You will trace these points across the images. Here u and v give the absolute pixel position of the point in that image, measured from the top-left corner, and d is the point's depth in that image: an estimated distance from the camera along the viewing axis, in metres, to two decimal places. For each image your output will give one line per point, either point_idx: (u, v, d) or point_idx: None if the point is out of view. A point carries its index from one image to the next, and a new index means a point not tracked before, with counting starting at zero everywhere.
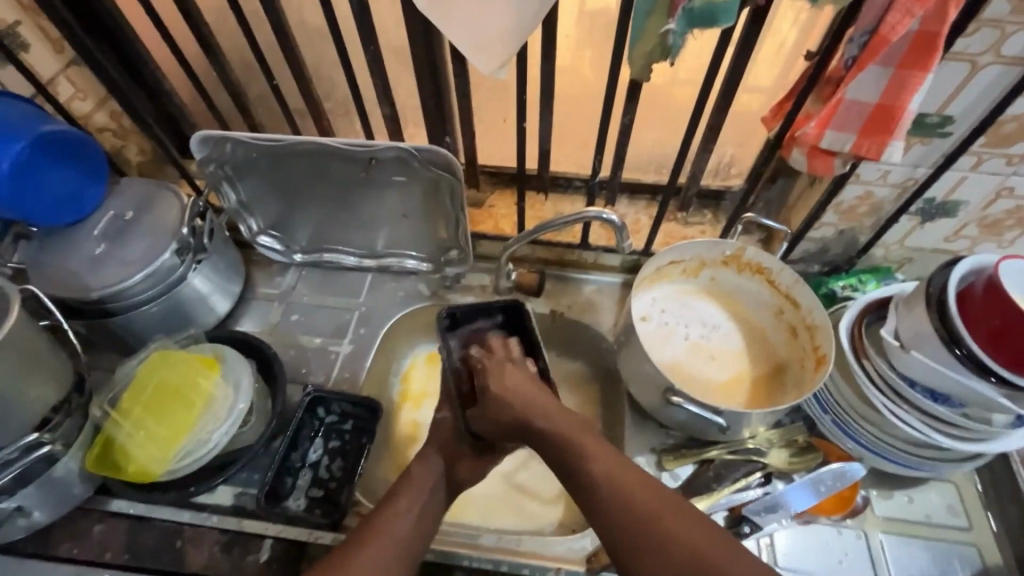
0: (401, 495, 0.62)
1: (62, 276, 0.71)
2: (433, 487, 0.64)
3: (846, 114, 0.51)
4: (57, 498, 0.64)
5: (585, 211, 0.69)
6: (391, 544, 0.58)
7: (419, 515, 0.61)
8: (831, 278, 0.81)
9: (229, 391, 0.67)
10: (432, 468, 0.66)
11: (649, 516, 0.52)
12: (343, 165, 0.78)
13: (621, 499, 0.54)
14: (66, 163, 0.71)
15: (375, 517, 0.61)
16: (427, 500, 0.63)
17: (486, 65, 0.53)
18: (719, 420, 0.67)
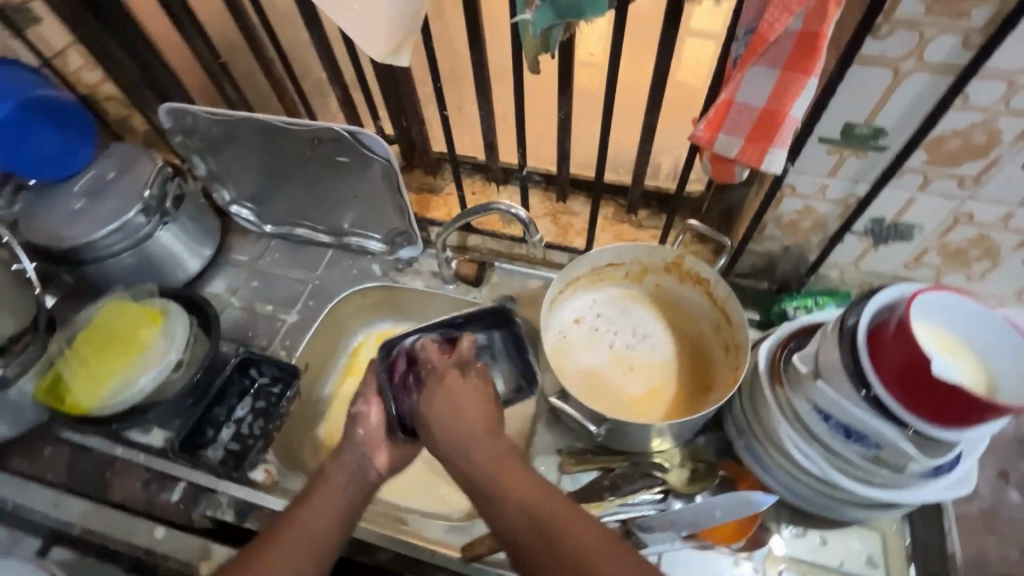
0: (312, 498, 0.58)
1: (45, 227, 0.80)
2: (350, 485, 0.60)
3: (735, 116, 0.48)
4: (12, 419, 0.73)
5: (496, 203, 0.73)
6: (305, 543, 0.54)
7: (328, 517, 0.57)
8: (785, 295, 0.75)
9: (163, 343, 0.74)
10: (350, 460, 0.61)
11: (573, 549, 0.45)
12: (295, 144, 0.82)
13: (542, 528, 0.46)
14: (52, 124, 0.79)
15: (289, 515, 0.56)
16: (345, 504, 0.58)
17: (377, 51, 0.53)
18: (593, 427, 0.66)
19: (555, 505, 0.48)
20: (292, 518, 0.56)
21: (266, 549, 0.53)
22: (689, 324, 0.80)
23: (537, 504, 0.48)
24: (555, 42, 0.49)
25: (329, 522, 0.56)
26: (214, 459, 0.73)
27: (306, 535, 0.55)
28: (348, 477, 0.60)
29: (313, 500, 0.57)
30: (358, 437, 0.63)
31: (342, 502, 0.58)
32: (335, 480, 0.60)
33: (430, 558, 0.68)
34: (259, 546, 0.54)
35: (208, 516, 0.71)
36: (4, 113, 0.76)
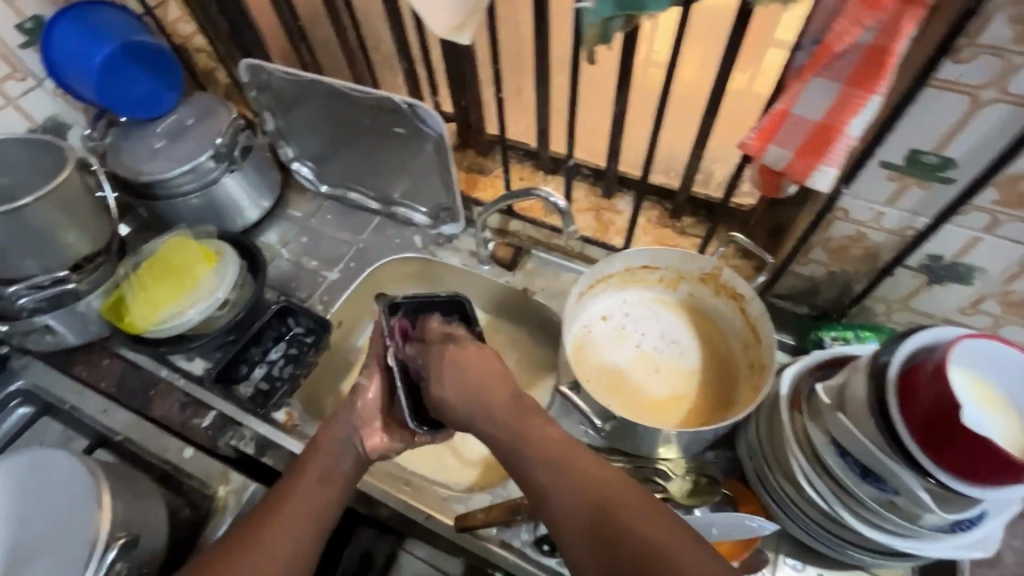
0: (308, 470, 0.63)
1: (126, 159, 0.87)
2: (342, 461, 0.65)
3: (788, 128, 0.47)
4: (78, 329, 0.81)
5: (536, 190, 0.74)
6: (305, 503, 0.60)
7: (324, 489, 0.62)
8: (823, 324, 0.72)
9: (214, 281, 0.79)
10: (341, 433, 0.66)
11: (625, 515, 0.47)
12: (357, 110, 0.86)
13: (591, 496, 0.49)
14: (147, 69, 0.86)
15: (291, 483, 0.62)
16: (333, 470, 0.64)
17: (441, 26, 0.55)
18: (597, 421, 0.67)
19: (598, 474, 0.50)
20: (294, 486, 0.61)
21: (270, 511, 0.59)
22: (718, 339, 0.78)
23: (586, 473, 0.50)
24: (614, 32, 0.49)
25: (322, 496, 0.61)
26: (244, 395, 0.79)
27: (305, 507, 0.60)
28: (341, 452, 0.65)
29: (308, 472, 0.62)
30: (355, 412, 0.67)
31: (340, 477, 0.63)
32: (331, 453, 0.65)
33: (425, 521, 0.71)
34: (267, 511, 0.59)
35: (233, 446, 0.76)
36: (105, 52, 0.81)
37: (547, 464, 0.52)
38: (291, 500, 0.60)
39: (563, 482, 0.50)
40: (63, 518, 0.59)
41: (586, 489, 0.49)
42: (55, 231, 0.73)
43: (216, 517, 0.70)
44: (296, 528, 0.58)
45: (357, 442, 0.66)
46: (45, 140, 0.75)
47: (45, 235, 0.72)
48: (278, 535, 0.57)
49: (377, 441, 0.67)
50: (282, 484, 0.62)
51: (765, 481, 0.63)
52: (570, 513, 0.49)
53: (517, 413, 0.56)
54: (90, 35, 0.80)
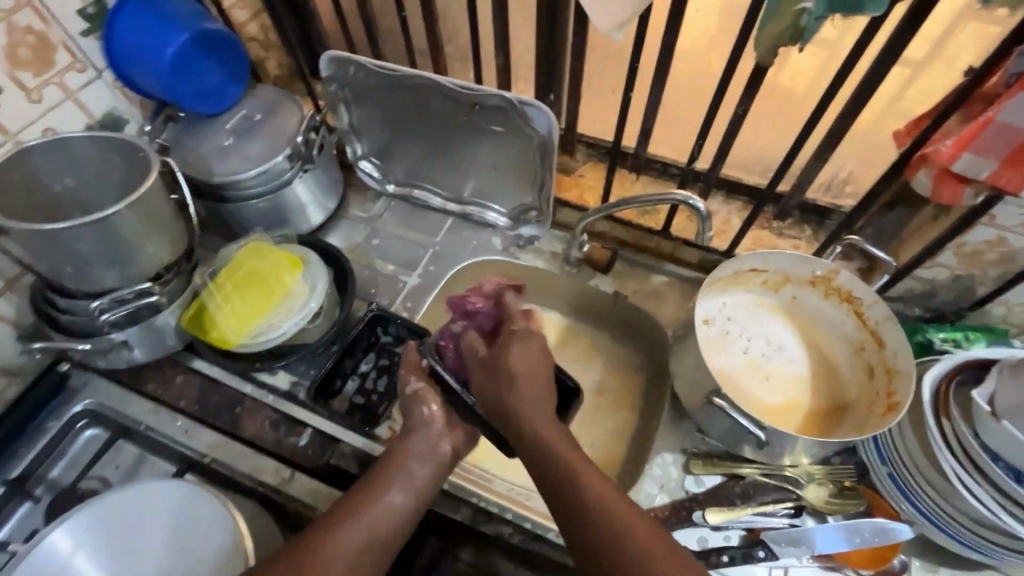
0: (388, 472, 0.59)
1: (194, 158, 0.80)
2: (422, 465, 0.61)
3: (991, 137, 0.46)
4: (153, 344, 0.74)
5: (673, 193, 0.69)
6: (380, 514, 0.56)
7: (402, 494, 0.58)
8: (933, 325, 0.73)
9: (304, 290, 0.74)
10: (422, 443, 0.62)
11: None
12: (448, 105, 0.81)
13: (622, 555, 0.48)
14: (215, 57, 0.79)
15: (360, 495, 0.57)
16: (411, 476, 0.59)
17: (605, 22, 0.53)
18: (758, 433, 0.64)
19: (635, 532, 0.48)
20: (362, 501, 0.56)
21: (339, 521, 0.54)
22: (826, 341, 0.78)
23: (626, 529, 0.49)
24: (809, 33, 0.46)
25: (388, 520, 0.56)
26: (341, 410, 0.75)
27: (361, 532, 0.54)
28: (421, 457, 0.61)
29: (369, 491, 0.57)
30: (423, 424, 0.63)
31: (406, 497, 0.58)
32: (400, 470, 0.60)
33: (556, 536, 0.66)
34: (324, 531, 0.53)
35: (335, 465, 0.71)
36: (177, 43, 0.74)
37: (591, 510, 0.50)
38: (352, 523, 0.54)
39: (604, 533, 0.49)
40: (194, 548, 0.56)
41: (625, 547, 0.48)
42: (139, 240, 0.66)
43: None
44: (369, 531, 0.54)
45: (432, 449, 0.62)
46: (119, 138, 0.68)
47: (130, 246, 0.66)
48: (341, 548, 0.52)
49: (449, 446, 0.63)
50: (345, 499, 0.57)
51: (904, 486, 0.63)
52: (591, 559, 0.49)
53: (571, 459, 0.54)
54: (160, 24, 0.74)
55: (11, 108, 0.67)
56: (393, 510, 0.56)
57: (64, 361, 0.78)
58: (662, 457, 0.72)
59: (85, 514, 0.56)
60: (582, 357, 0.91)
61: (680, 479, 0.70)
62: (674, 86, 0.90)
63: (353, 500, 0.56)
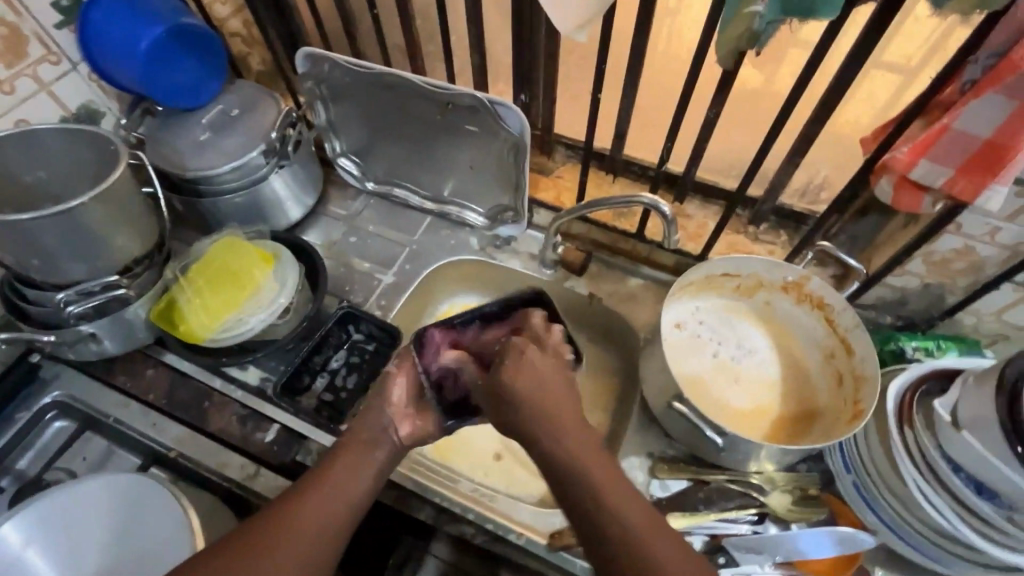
0: (345, 455, 0.57)
1: (169, 152, 0.80)
2: (378, 447, 0.59)
3: (947, 144, 0.45)
4: (122, 337, 0.74)
5: (641, 196, 0.69)
6: (338, 498, 0.54)
7: (356, 475, 0.56)
8: (905, 333, 0.72)
9: (274, 287, 0.74)
10: (377, 421, 0.61)
11: (650, 552, 0.46)
12: (424, 104, 0.81)
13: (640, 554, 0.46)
14: (192, 53, 0.80)
15: (315, 475, 0.55)
16: (366, 454, 0.58)
17: (565, 23, 0.52)
18: (715, 437, 0.63)
19: (623, 502, 0.49)
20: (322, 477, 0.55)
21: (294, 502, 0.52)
22: (798, 347, 0.77)
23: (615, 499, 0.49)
24: (765, 36, 0.46)
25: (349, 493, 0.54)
26: (308, 406, 0.75)
27: (325, 504, 0.52)
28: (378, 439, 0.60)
29: (329, 468, 0.56)
30: (389, 401, 0.63)
31: (370, 470, 0.57)
32: (361, 444, 0.59)
33: (517, 540, 0.67)
34: (284, 509, 0.51)
35: (300, 461, 0.71)
36: (153, 37, 0.74)
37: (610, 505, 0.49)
38: (313, 500, 0.52)
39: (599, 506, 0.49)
40: (149, 530, 0.57)
41: (637, 541, 0.47)
42: (106, 232, 0.66)
43: None
44: (326, 513, 0.52)
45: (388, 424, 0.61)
46: (92, 131, 0.68)
47: (97, 239, 0.66)
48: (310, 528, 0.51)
49: (408, 428, 0.62)
50: (304, 475, 0.55)
51: (868, 495, 0.62)
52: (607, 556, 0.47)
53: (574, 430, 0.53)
54: (136, 18, 0.74)
55: None
56: (353, 485, 0.55)
57: (34, 352, 0.77)
58: (629, 462, 0.72)
59: (34, 510, 0.56)
60: None
61: (645, 482, 0.70)
62: (653, 88, 0.90)
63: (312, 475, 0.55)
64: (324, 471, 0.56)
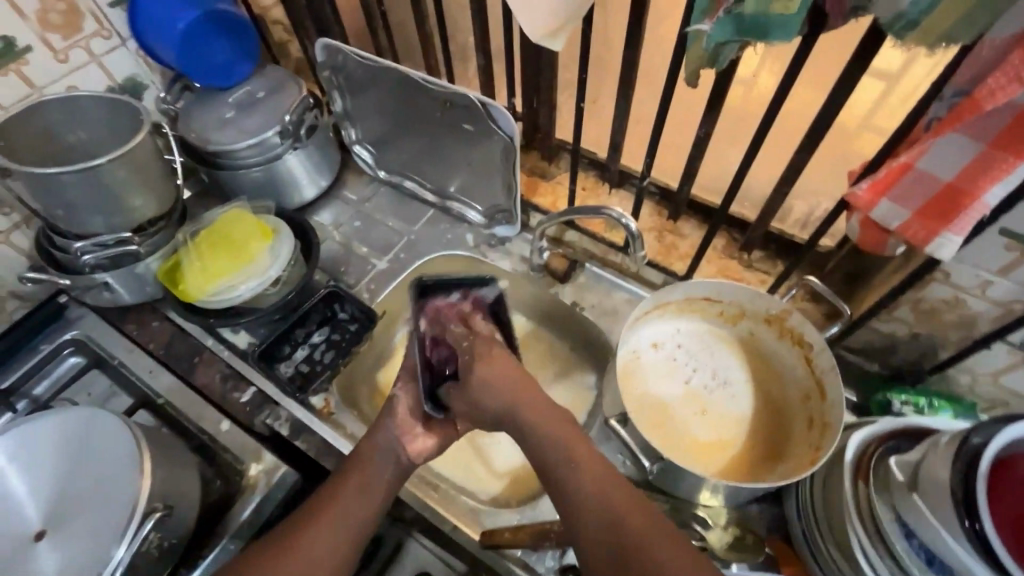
0: (353, 475, 0.60)
1: (196, 126, 0.87)
2: (384, 466, 0.61)
3: (909, 184, 0.43)
4: (134, 289, 0.82)
5: (606, 209, 0.70)
6: (338, 518, 0.56)
7: (364, 496, 0.58)
8: (895, 386, 0.67)
9: (267, 260, 0.79)
10: (385, 436, 0.62)
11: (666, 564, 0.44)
12: (429, 101, 0.84)
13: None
14: (225, 38, 0.86)
15: (322, 499, 0.58)
16: (371, 472, 0.60)
17: (537, 31, 0.52)
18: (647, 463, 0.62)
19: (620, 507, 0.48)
20: (332, 495, 0.58)
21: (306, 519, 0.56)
22: (776, 384, 0.74)
23: (609, 498, 0.49)
24: (723, 58, 0.45)
25: (356, 508, 0.57)
26: (284, 374, 0.80)
27: (335, 520, 0.56)
28: (383, 458, 0.61)
29: (334, 487, 0.59)
30: (395, 419, 0.64)
31: (378, 489, 0.59)
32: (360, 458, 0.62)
33: (450, 530, 0.71)
34: (298, 528, 0.55)
35: (268, 424, 0.76)
36: (188, 19, 0.81)
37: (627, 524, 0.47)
38: (321, 515, 0.56)
39: (600, 518, 0.48)
40: None
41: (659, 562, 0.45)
42: (123, 192, 0.73)
43: (245, 495, 0.71)
44: (334, 532, 0.55)
45: (396, 444, 0.62)
46: (126, 102, 0.76)
47: (115, 198, 0.73)
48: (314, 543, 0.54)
49: (421, 444, 0.63)
50: (310, 502, 0.58)
51: (815, 549, 0.59)
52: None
53: (569, 438, 0.54)
54: (177, 1, 0.81)
55: (40, 65, 0.76)
56: (359, 500, 0.58)
57: (63, 294, 0.87)
58: None
59: (24, 432, 0.62)
60: (537, 363, 0.90)
61: None
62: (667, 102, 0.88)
63: (321, 498, 0.58)
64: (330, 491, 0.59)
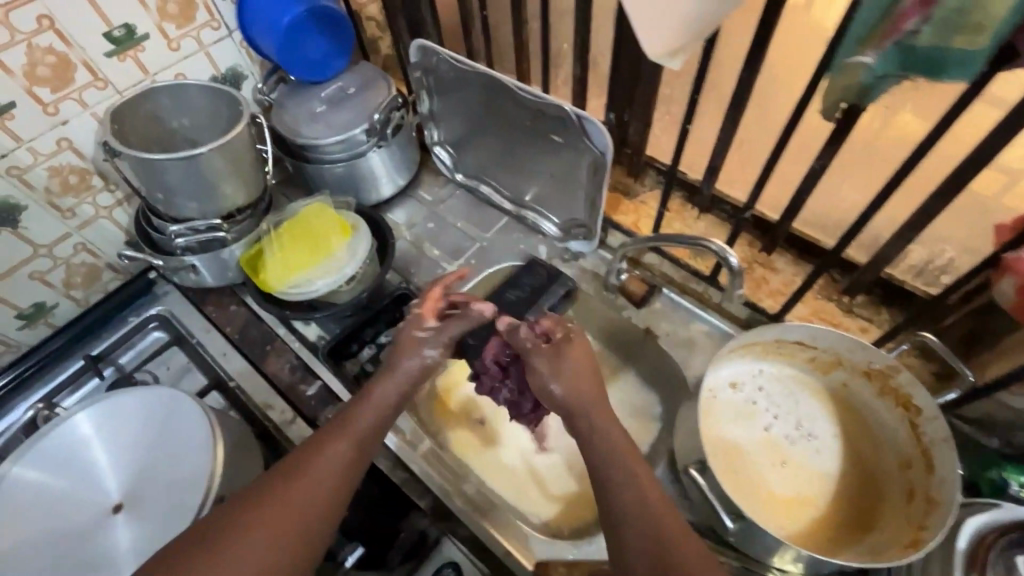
0: (355, 419, 0.58)
1: (289, 118, 0.89)
2: (385, 411, 0.60)
3: None
4: (216, 273, 0.85)
5: (709, 241, 0.65)
6: (337, 460, 0.54)
7: (361, 445, 0.57)
8: (1012, 464, 0.59)
9: (345, 256, 0.80)
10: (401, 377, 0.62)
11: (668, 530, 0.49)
12: (517, 109, 0.82)
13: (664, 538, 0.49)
14: (324, 34, 0.87)
15: (321, 442, 0.55)
16: (376, 420, 0.59)
17: (655, 47, 0.49)
18: (728, 521, 0.57)
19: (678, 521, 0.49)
20: (327, 439, 0.56)
21: (303, 462, 0.53)
22: (867, 443, 0.68)
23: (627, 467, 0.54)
24: (878, 91, 0.40)
25: (319, 484, 0.52)
26: (350, 372, 0.80)
27: (294, 496, 0.51)
28: (382, 404, 0.60)
29: (299, 457, 0.54)
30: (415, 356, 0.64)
31: (372, 437, 0.58)
32: (331, 427, 0.57)
33: (504, 557, 0.70)
34: (252, 502, 0.50)
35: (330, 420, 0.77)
36: (293, 15, 0.83)
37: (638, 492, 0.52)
38: (282, 488, 0.51)
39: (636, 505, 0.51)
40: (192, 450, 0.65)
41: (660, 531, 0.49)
42: (217, 180, 0.75)
43: None
44: (328, 478, 0.53)
45: (398, 393, 0.62)
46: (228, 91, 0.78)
47: (209, 185, 0.75)
48: (308, 484, 0.52)
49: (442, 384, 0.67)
50: (309, 443, 0.56)
51: None
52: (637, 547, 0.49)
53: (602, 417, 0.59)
54: None
55: (154, 51, 0.79)
56: (320, 475, 0.53)
57: (151, 270, 0.91)
58: None
59: (108, 403, 0.65)
60: None
61: None
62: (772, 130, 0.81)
63: (317, 440, 0.56)
64: (292, 462, 0.53)
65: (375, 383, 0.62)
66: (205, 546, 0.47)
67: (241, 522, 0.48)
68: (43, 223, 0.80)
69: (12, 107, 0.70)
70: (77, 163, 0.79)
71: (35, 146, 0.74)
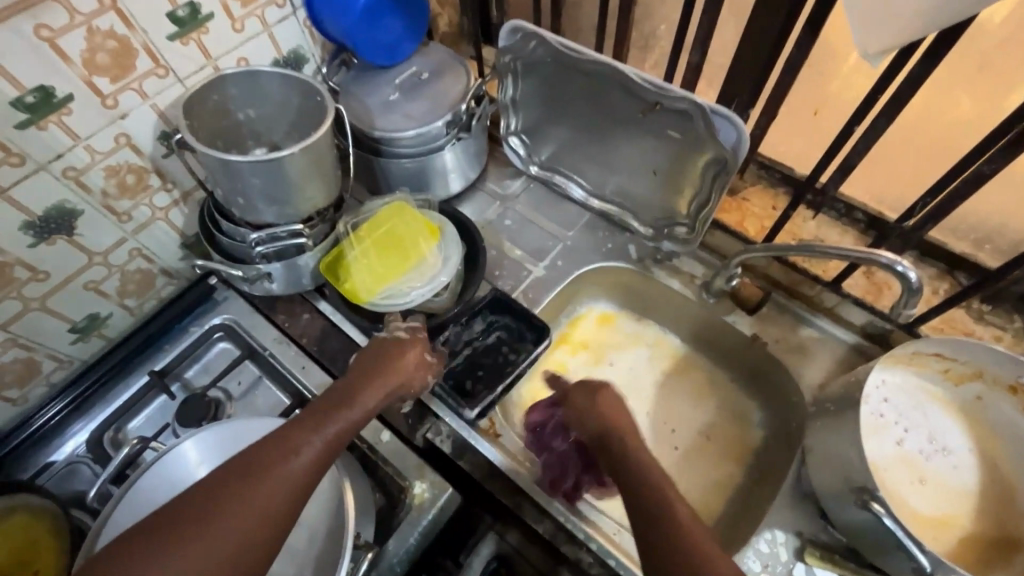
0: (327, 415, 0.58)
1: (360, 107, 0.81)
2: (358, 412, 0.60)
3: None
4: (290, 281, 0.78)
5: (877, 253, 0.59)
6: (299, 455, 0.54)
7: (331, 443, 0.56)
8: None
9: (438, 262, 0.74)
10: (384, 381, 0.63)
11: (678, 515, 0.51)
12: (623, 99, 0.75)
13: (673, 522, 0.51)
14: (399, 12, 0.79)
15: (287, 435, 0.55)
16: (350, 420, 0.59)
17: (865, 45, 0.49)
18: (923, 561, 0.53)
19: (702, 538, 0.49)
20: (293, 434, 0.55)
21: (268, 455, 0.53)
22: (1011, 460, 0.65)
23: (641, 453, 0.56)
24: None
25: (282, 486, 0.52)
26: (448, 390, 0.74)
27: (256, 497, 0.50)
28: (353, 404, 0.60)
29: (268, 455, 0.53)
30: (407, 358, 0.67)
31: (344, 435, 0.58)
32: (304, 427, 0.56)
33: None
34: (213, 498, 0.49)
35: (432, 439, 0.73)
36: None
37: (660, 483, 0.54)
38: (247, 490, 0.50)
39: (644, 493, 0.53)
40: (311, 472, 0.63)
41: (667, 515, 0.51)
42: (300, 181, 0.67)
43: (411, 515, 0.67)
44: (292, 476, 0.53)
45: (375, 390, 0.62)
46: (304, 79, 0.70)
47: (293, 186, 0.67)
48: (270, 481, 0.51)
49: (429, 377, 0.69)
50: (276, 435, 0.55)
51: None
52: (643, 523, 0.52)
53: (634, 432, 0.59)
54: None
55: (218, 33, 0.70)
56: (286, 477, 0.52)
57: (212, 276, 0.84)
58: (770, 535, 0.65)
59: (213, 430, 0.62)
60: (695, 393, 0.83)
61: (789, 563, 0.63)
62: (898, 134, 0.75)
63: (284, 431, 0.56)
64: (256, 459, 0.52)
65: (353, 391, 0.61)
66: (160, 541, 0.47)
67: (201, 519, 0.48)
68: (99, 229, 0.71)
69: (70, 100, 0.61)
70: (135, 161, 0.70)
71: (92, 144, 0.65)
